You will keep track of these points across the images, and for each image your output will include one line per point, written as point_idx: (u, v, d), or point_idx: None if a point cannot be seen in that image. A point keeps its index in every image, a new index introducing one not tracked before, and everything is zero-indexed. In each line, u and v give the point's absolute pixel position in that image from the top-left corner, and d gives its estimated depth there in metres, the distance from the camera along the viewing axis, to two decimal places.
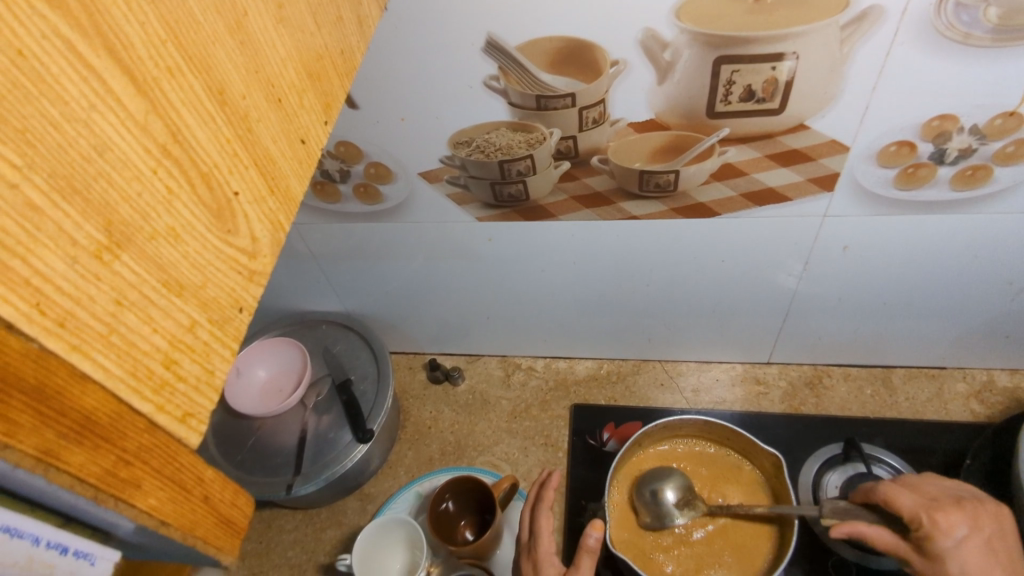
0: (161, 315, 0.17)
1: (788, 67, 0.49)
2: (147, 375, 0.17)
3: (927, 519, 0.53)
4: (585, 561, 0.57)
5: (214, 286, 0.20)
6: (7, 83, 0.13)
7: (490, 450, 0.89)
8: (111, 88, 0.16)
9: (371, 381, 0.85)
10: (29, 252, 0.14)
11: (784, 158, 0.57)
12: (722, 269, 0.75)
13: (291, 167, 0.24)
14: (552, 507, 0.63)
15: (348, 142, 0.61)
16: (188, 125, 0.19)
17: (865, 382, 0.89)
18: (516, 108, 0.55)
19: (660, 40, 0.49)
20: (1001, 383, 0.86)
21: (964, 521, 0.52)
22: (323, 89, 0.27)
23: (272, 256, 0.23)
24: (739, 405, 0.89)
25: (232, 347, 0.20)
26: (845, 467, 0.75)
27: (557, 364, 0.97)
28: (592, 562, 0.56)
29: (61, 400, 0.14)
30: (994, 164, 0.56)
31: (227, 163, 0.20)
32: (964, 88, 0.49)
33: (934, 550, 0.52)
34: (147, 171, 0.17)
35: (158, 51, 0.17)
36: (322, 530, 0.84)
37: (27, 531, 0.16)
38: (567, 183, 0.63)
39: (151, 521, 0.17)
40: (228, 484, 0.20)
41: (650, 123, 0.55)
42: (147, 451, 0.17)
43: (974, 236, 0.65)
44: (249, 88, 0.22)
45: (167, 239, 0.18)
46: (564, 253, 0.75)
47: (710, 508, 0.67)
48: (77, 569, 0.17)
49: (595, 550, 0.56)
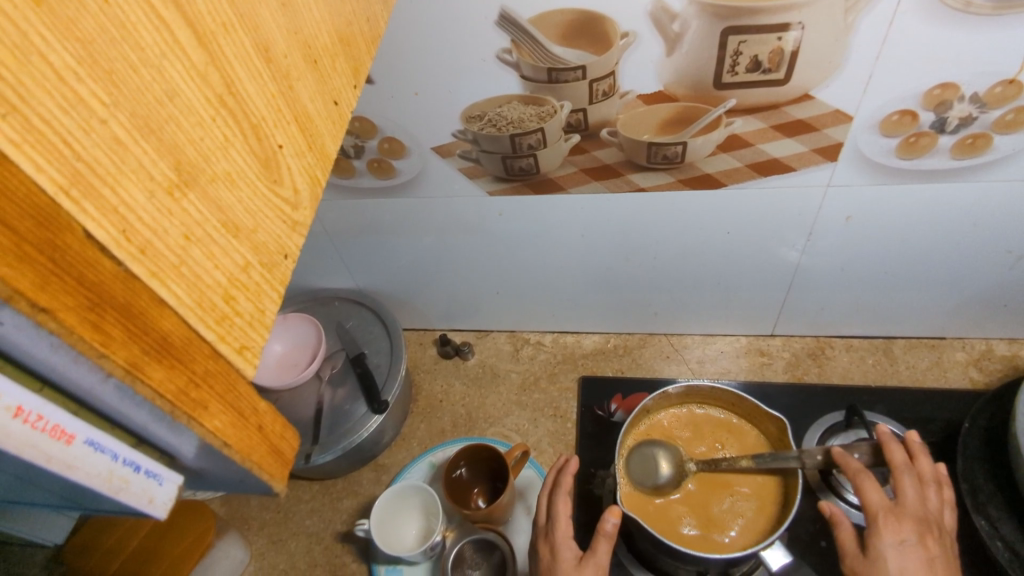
0: (221, 253, 0.18)
1: (794, 37, 0.50)
2: (211, 307, 0.18)
3: (882, 522, 0.54)
4: (602, 546, 0.59)
5: (264, 231, 0.21)
6: (96, 27, 0.14)
7: (500, 422, 0.91)
8: (177, 38, 0.17)
9: (384, 355, 0.87)
10: (115, 183, 0.15)
11: (789, 129, 0.59)
12: (727, 241, 0.76)
13: (326, 127, 0.25)
14: (569, 492, 0.64)
15: (363, 117, 0.63)
16: (240, 79, 0.20)
17: (867, 353, 0.91)
18: (527, 81, 0.56)
19: (669, 12, 0.50)
20: (999, 352, 0.87)
21: (915, 533, 0.54)
22: (351, 54, 0.28)
23: (312, 208, 0.24)
24: (743, 375, 0.91)
25: (281, 289, 0.21)
26: (847, 433, 0.77)
27: (565, 338, 0.99)
28: (609, 545, 0.58)
29: (143, 319, 0.16)
30: (994, 132, 0.57)
31: (272, 117, 0.22)
32: (965, 56, 0.51)
33: (876, 548, 0.54)
34: (208, 118, 0.18)
35: (214, 7, 0.19)
36: (338, 500, 0.86)
37: (108, 448, 0.17)
38: (576, 156, 0.65)
39: (216, 442, 0.19)
40: (277, 417, 0.22)
41: (659, 95, 0.56)
42: (211, 376, 0.18)
43: (974, 205, 0.67)
44: (289, 49, 0.23)
45: (225, 182, 0.19)
46: (572, 227, 0.76)
47: (698, 467, 0.69)
48: (147, 487, 0.18)
49: (612, 535, 0.58)
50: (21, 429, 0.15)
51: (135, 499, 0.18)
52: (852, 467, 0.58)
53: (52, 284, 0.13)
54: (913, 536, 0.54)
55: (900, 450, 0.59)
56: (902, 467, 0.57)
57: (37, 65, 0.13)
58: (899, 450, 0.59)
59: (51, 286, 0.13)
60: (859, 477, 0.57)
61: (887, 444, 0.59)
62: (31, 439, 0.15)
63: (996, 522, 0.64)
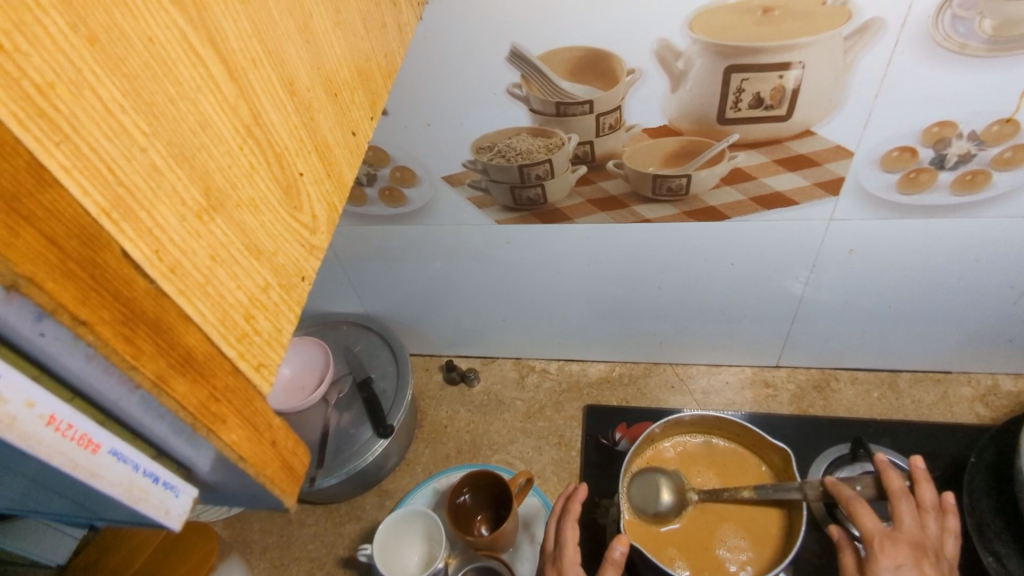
0: (244, 274, 0.19)
1: (794, 76, 0.51)
2: (232, 325, 0.19)
3: (878, 546, 0.54)
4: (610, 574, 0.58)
5: (284, 254, 0.22)
6: (141, 63, 0.15)
7: (504, 449, 0.91)
8: (212, 73, 0.18)
9: (390, 380, 0.87)
10: (151, 207, 0.16)
11: (792, 163, 0.60)
12: (732, 273, 0.77)
13: (343, 156, 0.27)
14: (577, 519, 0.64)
15: (376, 146, 0.64)
16: (266, 111, 0.21)
17: (872, 386, 0.90)
18: (536, 114, 0.58)
19: (674, 50, 0.52)
20: (1005, 387, 0.87)
21: (911, 558, 0.53)
22: (369, 88, 0.30)
23: (328, 234, 0.25)
24: (748, 407, 0.90)
25: (297, 310, 0.22)
26: (853, 466, 0.77)
27: (570, 366, 0.99)
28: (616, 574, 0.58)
29: (171, 334, 0.16)
30: (992, 169, 0.59)
31: (294, 147, 0.23)
32: (962, 95, 0.52)
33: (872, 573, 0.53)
34: (236, 147, 0.19)
35: (245, 45, 0.20)
36: (341, 525, 0.85)
37: (130, 458, 0.18)
38: (583, 187, 0.66)
39: (232, 456, 0.19)
40: (290, 434, 0.22)
41: (665, 129, 0.58)
42: (231, 392, 0.19)
43: (976, 240, 0.67)
44: (312, 82, 0.24)
45: (249, 208, 0.20)
46: (579, 256, 0.77)
47: (700, 497, 0.69)
48: (164, 498, 0.19)
49: (620, 563, 0.57)
50: (51, 437, 0.16)
51: (152, 509, 0.19)
52: (847, 495, 0.58)
53: (91, 298, 0.14)
54: (910, 561, 0.53)
55: (898, 477, 0.59)
56: (899, 494, 0.58)
57: (89, 98, 0.14)
58: (897, 477, 0.59)
59: (90, 300, 0.14)
60: (854, 504, 0.57)
61: (887, 471, 0.60)
62: (61, 446, 0.16)
63: (1004, 558, 0.63)
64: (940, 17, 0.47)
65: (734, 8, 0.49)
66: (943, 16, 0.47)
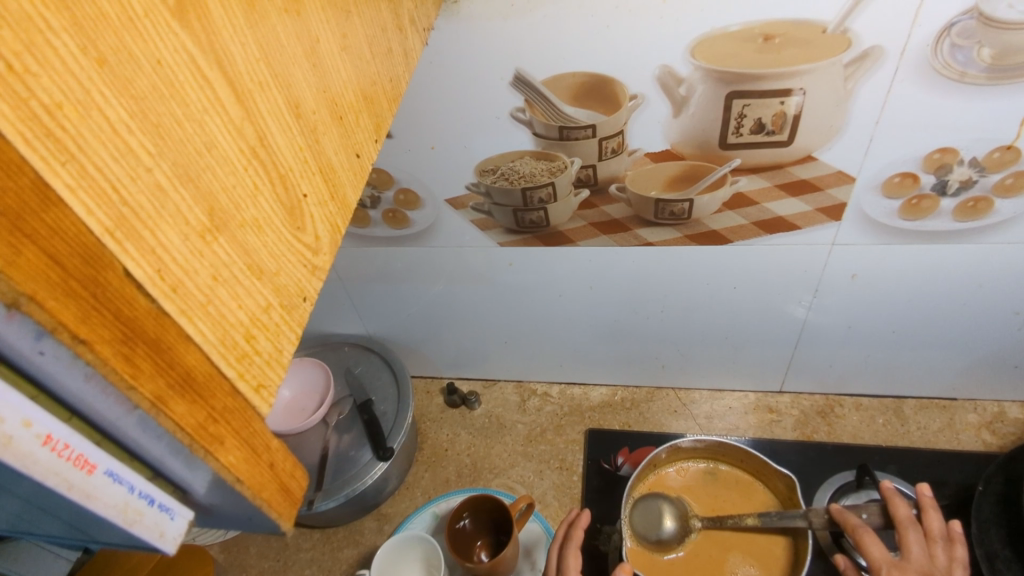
0: (246, 294, 0.19)
1: (795, 102, 0.52)
2: (232, 345, 0.19)
3: None
4: None
5: (286, 274, 0.22)
6: (149, 85, 0.15)
7: (505, 473, 0.90)
8: (218, 95, 0.18)
9: (391, 402, 0.87)
10: (154, 227, 0.16)
11: (794, 189, 0.60)
12: (735, 297, 0.77)
13: (347, 178, 0.27)
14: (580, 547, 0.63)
15: (381, 169, 0.65)
16: (272, 133, 0.21)
17: (877, 412, 0.89)
18: (539, 138, 0.59)
19: (676, 76, 0.52)
20: (1012, 415, 0.86)
21: None
22: (374, 112, 0.30)
23: (331, 254, 0.25)
24: (752, 432, 0.89)
25: (298, 331, 0.22)
26: (858, 493, 0.76)
27: (571, 390, 0.99)
28: None
29: (170, 353, 0.16)
30: (994, 196, 0.59)
31: (299, 168, 0.23)
32: (962, 123, 0.52)
33: None
34: (241, 168, 0.19)
35: (253, 68, 0.20)
36: (339, 549, 0.84)
37: (126, 479, 0.17)
38: (586, 210, 0.66)
39: (229, 477, 0.19)
40: (289, 455, 0.22)
41: (667, 153, 0.58)
42: (229, 412, 0.18)
43: (979, 266, 0.67)
44: (318, 105, 0.24)
45: (252, 228, 0.20)
46: (582, 279, 0.77)
47: (703, 524, 0.68)
48: (160, 520, 0.19)
49: None
50: (47, 457, 0.15)
51: (147, 532, 0.18)
52: (853, 523, 0.57)
53: (91, 317, 0.14)
54: None
55: (905, 506, 0.60)
56: (907, 523, 0.57)
57: (96, 119, 0.14)
58: (904, 506, 0.59)
59: (90, 319, 0.14)
60: (860, 533, 0.56)
61: (893, 500, 0.60)
62: (56, 466, 0.16)
63: None
64: (939, 46, 0.48)
65: (737, 35, 0.49)
66: (942, 45, 0.47)
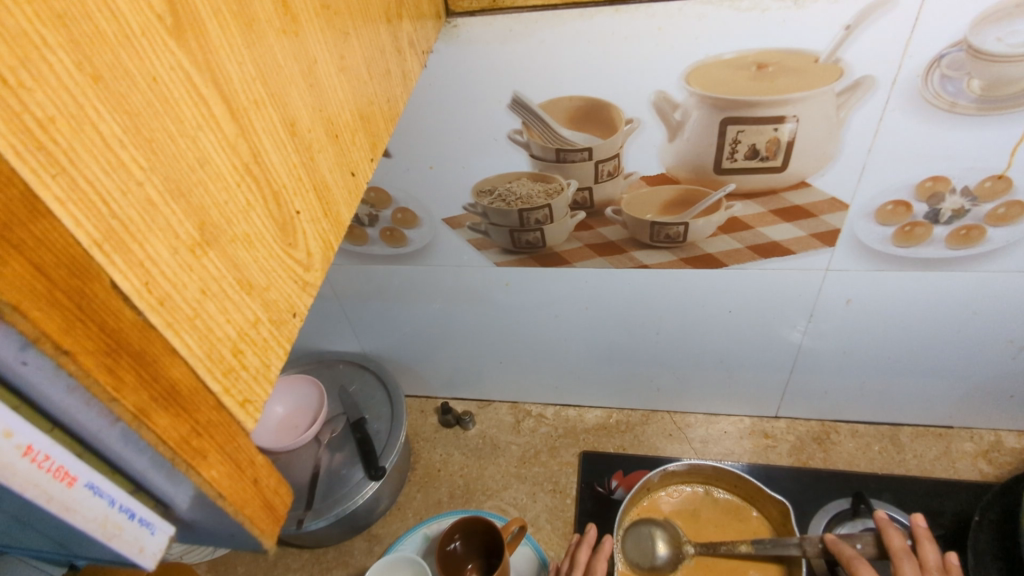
0: (234, 308, 0.19)
1: (789, 128, 0.53)
2: (219, 359, 0.19)
3: None
4: None
5: (276, 290, 0.22)
6: (143, 101, 0.16)
7: (498, 494, 0.89)
8: (213, 112, 0.18)
9: (385, 421, 0.87)
10: (142, 241, 0.16)
11: (787, 215, 0.61)
12: (730, 321, 0.77)
13: (341, 196, 0.27)
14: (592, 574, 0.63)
15: (379, 188, 0.66)
16: (266, 150, 0.21)
17: (873, 440, 0.89)
18: (535, 160, 0.59)
19: (671, 102, 0.53)
20: (1009, 444, 0.86)
21: None
22: (371, 131, 0.30)
23: (321, 270, 0.25)
24: (747, 457, 0.89)
25: (286, 346, 0.22)
26: (855, 521, 0.76)
27: (568, 412, 0.98)
28: None
29: (155, 366, 0.16)
30: (987, 224, 0.59)
31: (293, 186, 0.23)
32: (953, 151, 0.53)
33: None
34: (233, 183, 0.19)
35: (249, 85, 0.20)
36: (326, 570, 0.84)
37: (107, 493, 0.17)
38: (582, 232, 0.67)
39: (210, 493, 0.18)
40: (273, 472, 0.21)
41: (662, 178, 0.59)
42: (213, 427, 0.18)
43: (973, 294, 0.67)
44: (314, 124, 0.25)
45: (243, 243, 0.20)
46: (577, 300, 0.78)
47: (697, 549, 0.68)
48: (139, 536, 0.18)
49: None
50: (27, 468, 0.15)
51: (126, 547, 0.18)
52: (847, 554, 0.57)
53: (76, 328, 0.14)
54: None
55: (899, 536, 0.59)
56: (902, 553, 0.57)
57: (88, 133, 0.14)
58: (898, 536, 0.59)
59: (75, 330, 0.14)
60: (853, 563, 0.56)
61: (888, 529, 0.60)
62: (36, 479, 0.15)
63: None
64: (929, 76, 0.48)
65: (731, 62, 0.50)
66: (932, 76, 0.48)
